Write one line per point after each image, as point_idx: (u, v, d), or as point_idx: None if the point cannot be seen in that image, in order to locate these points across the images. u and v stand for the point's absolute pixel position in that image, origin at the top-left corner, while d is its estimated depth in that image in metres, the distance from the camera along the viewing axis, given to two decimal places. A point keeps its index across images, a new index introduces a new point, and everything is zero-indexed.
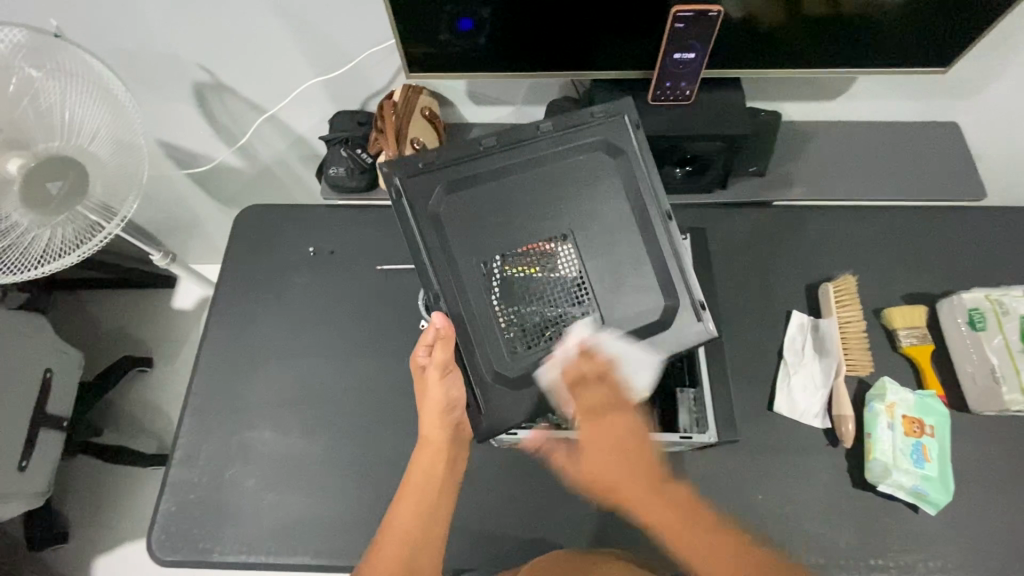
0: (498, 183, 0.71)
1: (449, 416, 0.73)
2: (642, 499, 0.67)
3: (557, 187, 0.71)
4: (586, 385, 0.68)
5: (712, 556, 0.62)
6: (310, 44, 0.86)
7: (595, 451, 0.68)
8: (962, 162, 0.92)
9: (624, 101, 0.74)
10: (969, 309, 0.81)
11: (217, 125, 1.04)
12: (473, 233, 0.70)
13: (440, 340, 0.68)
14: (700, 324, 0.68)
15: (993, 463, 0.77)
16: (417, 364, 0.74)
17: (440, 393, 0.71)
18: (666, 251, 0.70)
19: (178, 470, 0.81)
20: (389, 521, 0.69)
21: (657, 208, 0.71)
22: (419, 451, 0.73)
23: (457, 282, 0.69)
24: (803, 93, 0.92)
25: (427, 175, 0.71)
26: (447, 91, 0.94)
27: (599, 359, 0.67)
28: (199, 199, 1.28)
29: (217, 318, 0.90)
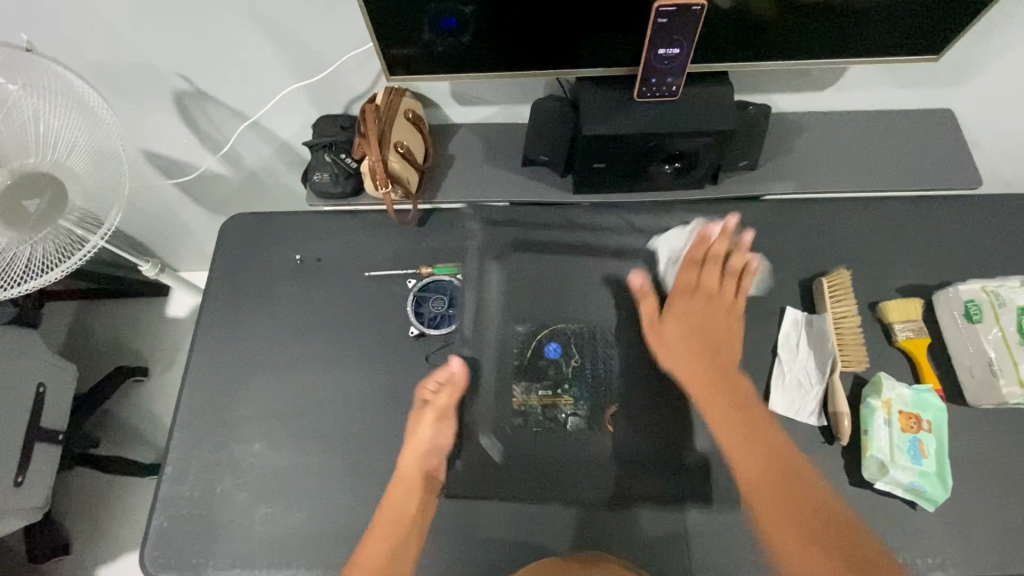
0: (554, 261, 0.89)
1: (429, 460, 0.78)
2: (710, 390, 0.78)
3: (598, 287, 0.88)
4: (698, 273, 0.87)
5: (755, 458, 0.74)
6: (288, 50, 0.85)
7: (677, 323, 0.84)
8: (956, 151, 0.91)
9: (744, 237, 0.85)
10: (965, 301, 0.79)
11: (200, 133, 1.02)
12: (533, 301, 0.86)
13: (449, 387, 0.80)
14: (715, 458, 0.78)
15: (992, 457, 0.76)
16: (418, 399, 0.82)
17: (430, 433, 0.78)
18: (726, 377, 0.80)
19: (169, 485, 0.80)
20: (358, 553, 0.73)
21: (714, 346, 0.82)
22: (392, 487, 0.76)
23: (500, 344, 0.84)
24: (793, 85, 0.90)
25: (507, 229, 0.91)
26: (431, 93, 0.93)
27: (731, 254, 0.87)
28: (186, 207, 1.27)
29: (204, 329, 0.89)
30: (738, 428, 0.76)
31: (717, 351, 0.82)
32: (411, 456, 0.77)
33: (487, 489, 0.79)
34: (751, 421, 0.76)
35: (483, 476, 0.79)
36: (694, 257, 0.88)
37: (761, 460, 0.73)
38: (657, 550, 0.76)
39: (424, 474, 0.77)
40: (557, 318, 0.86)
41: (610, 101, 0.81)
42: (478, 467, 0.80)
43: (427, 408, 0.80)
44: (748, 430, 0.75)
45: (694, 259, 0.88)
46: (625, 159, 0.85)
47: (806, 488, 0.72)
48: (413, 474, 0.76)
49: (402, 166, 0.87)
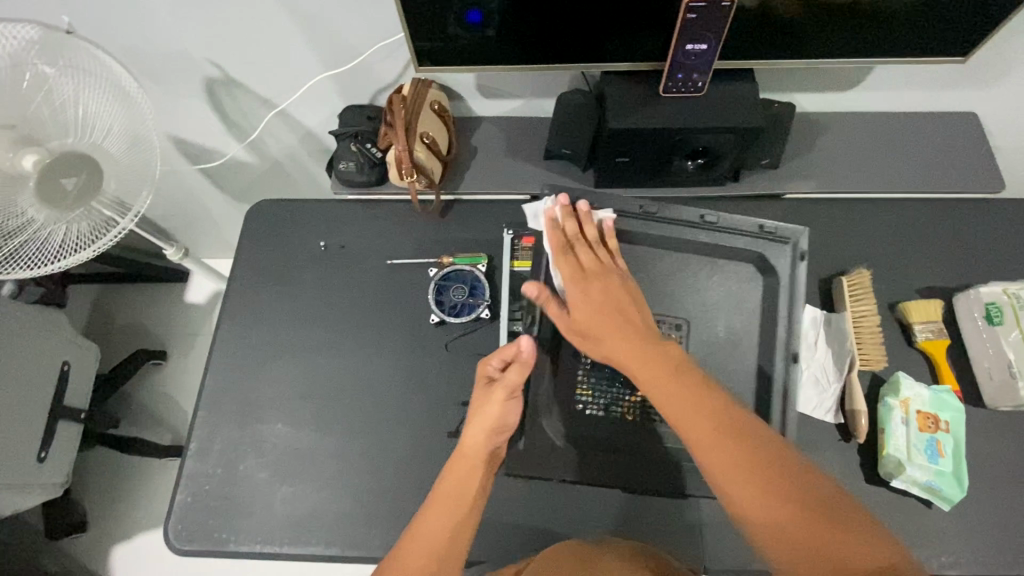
0: (636, 244, 0.80)
1: (497, 438, 0.71)
2: (639, 361, 0.64)
3: (671, 282, 0.79)
4: (573, 258, 0.75)
5: (727, 447, 0.55)
6: (318, 39, 0.86)
7: (585, 303, 0.70)
8: (979, 154, 0.91)
9: (801, 228, 0.79)
10: (986, 303, 0.79)
11: (227, 119, 1.04)
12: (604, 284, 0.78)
13: (519, 363, 0.71)
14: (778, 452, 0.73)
15: (1009, 459, 0.76)
16: (483, 375, 0.75)
17: (499, 411, 0.71)
18: (778, 377, 0.76)
19: (193, 462, 0.82)
20: (414, 528, 0.64)
21: (788, 345, 0.77)
22: (454, 461, 0.70)
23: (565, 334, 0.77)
24: (817, 84, 0.90)
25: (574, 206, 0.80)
26: (456, 84, 0.94)
27: (574, 235, 0.77)
28: (209, 194, 1.29)
29: (229, 312, 0.91)
30: (694, 408, 0.58)
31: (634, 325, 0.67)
32: (480, 436, 0.70)
33: (546, 470, 0.75)
34: (706, 404, 0.58)
35: (542, 460, 0.75)
36: (559, 246, 0.76)
37: (731, 453, 0.55)
38: (669, 540, 0.77)
39: (488, 452, 0.71)
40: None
41: (635, 96, 0.82)
42: (535, 447, 0.75)
43: (496, 385, 0.72)
44: (700, 411, 0.58)
45: (559, 238, 0.76)
46: (648, 155, 0.86)
47: (793, 479, 0.53)
48: (478, 451, 0.70)
49: (427, 156, 0.88)
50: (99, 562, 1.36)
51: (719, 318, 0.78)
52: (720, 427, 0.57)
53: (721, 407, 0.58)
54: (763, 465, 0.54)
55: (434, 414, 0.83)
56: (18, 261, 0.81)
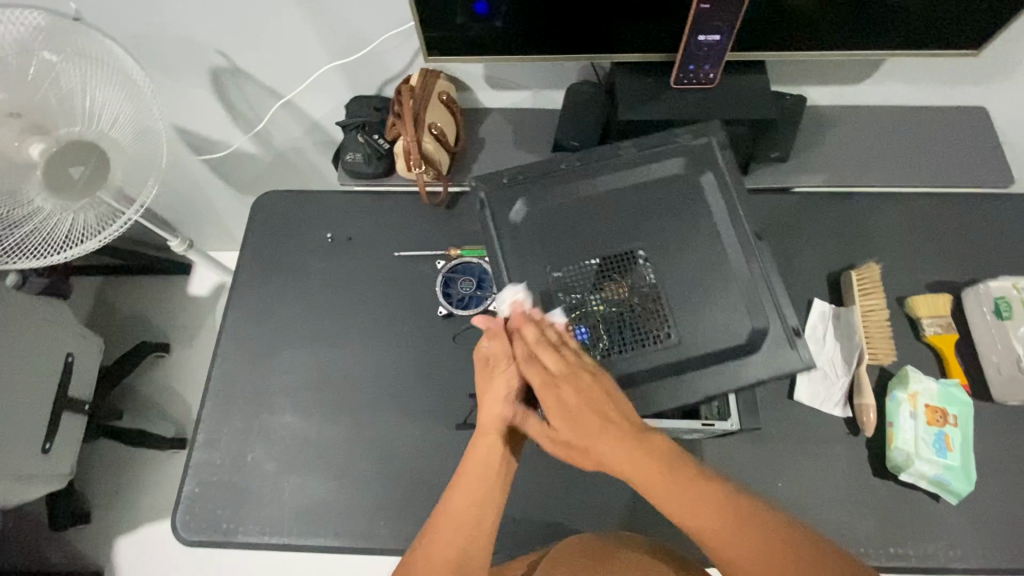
0: (581, 197, 0.74)
1: (516, 410, 0.64)
2: (636, 467, 0.57)
3: (623, 207, 0.73)
4: (538, 360, 0.62)
5: (740, 542, 0.52)
6: (326, 28, 0.86)
7: (559, 416, 0.60)
8: (988, 148, 0.91)
9: (712, 122, 0.76)
10: (995, 298, 0.79)
11: (233, 109, 1.03)
12: (547, 243, 0.72)
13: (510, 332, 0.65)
14: (793, 351, 0.66)
15: (1016, 453, 0.77)
16: (479, 355, 0.67)
17: (510, 382, 0.64)
18: (754, 271, 0.69)
19: (200, 453, 0.82)
20: (440, 509, 0.62)
21: (744, 229, 0.71)
22: (478, 437, 0.65)
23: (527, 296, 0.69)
24: (828, 77, 0.90)
25: (512, 189, 0.74)
26: (464, 75, 0.93)
27: (534, 330, 0.63)
28: (213, 185, 1.28)
29: (235, 303, 0.91)
30: (699, 505, 0.54)
31: (618, 416, 0.60)
32: (495, 409, 0.64)
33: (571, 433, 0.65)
34: (709, 494, 0.55)
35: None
36: (522, 354, 0.63)
37: (754, 551, 0.52)
38: (677, 531, 0.77)
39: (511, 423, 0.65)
40: (587, 253, 0.71)
41: (646, 88, 0.81)
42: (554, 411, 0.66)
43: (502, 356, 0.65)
44: (702, 494, 0.55)
45: (505, 345, 0.65)
46: None
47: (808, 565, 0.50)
48: (499, 425, 0.64)
49: (435, 147, 0.88)
50: (103, 554, 1.36)
51: (682, 222, 0.71)
52: (728, 513, 0.54)
53: (723, 494, 0.55)
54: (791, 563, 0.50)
55: (442, 405, 0.83)
56: (22, 252, 0.80)
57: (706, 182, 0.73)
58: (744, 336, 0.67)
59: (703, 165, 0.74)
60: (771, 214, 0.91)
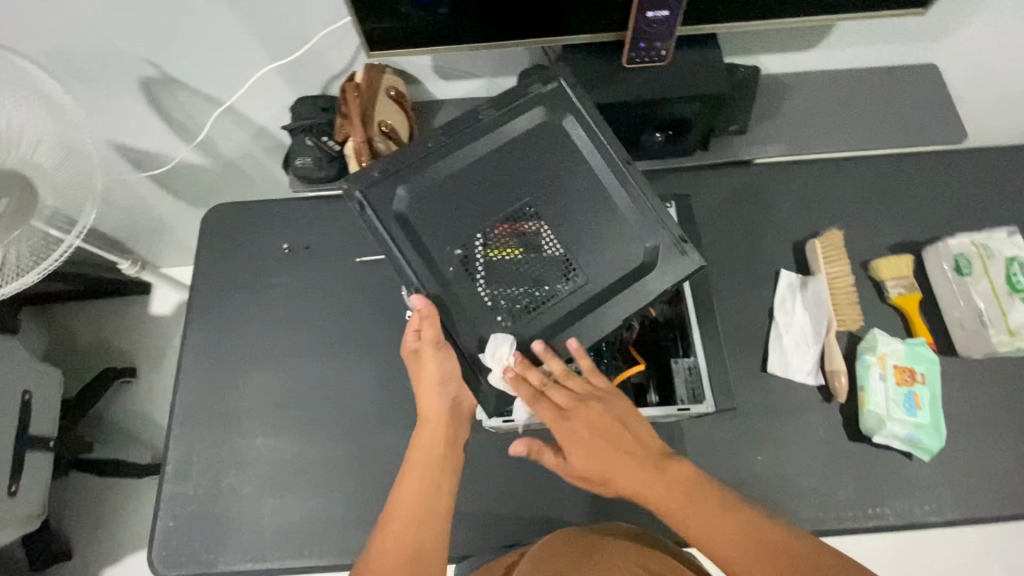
0: (458, 171, 0.70)
1: (447, 390, 0.68)
2: (657, 491, 0.60)
3: (501, 169, 0.70)
4: (551, 397, 0.64)
5: (752, 558, 0.54)
6: (261, 29, 0.81)
7: (574, 441, 0.63)
8: (941, 106, 0.91)
9: (557, 66, 0.74)
10: (955, 255, 0.80)
11: (172, 121, 0.98)
12: (439, 227, 0.67)
13: (423, 321, 0.64)
14: (687, 257, 0.67)
15: (982, 404, 0.79)
16: (406, 349, 0.69)
17: (435, 366, 0.66)
18: (632, 198, 0.70)
19: (170, 485, 0.79)
20: (392, 499, 0.64)
21: (617, 158, 0.71)
22: (421, 427, 0.68)
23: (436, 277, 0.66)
24: (781, 45, 0.89)
25: (386, 180, 0.68)
26: (411, 68, 0.90)
27: (545, 369, 0.64)
28: (162, 200, 1.22)
29: (193, 325, 0.87)
30: (713, 528, 0.56)
31: (633, 443, 0.63)
32: (429, 394, 0.67)
33: (512, 388, 0.64)
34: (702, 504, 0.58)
35: (505, 379, 0.64)
36: (528, 391, 0.63)
37: (748, 562, 0.54)
38: (662, 513, 0.77)
39: (450, 405, 0.68)
40: (479, 221, 0.68)
41: (599, 70, 0.79)
42: (493, 373, 0.64)
43: (421, 348, 0.66)
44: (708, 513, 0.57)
45: (527, 389, 0.63)
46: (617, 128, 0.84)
47: None
48: (438, 411, 0.67)
49: (387, 146, 0.85)
50: None
51: (562, 169, 0.71)
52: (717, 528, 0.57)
53: (738, 519, 0.57)
54: (790, 567, 0.53)
55: (419, 411, 0.81)
56: None
57: (568, 125, 0.72)
58: (640, 258, 0.68)
59: (564, 109, 0.72)
60: (733, 188, 0.91)
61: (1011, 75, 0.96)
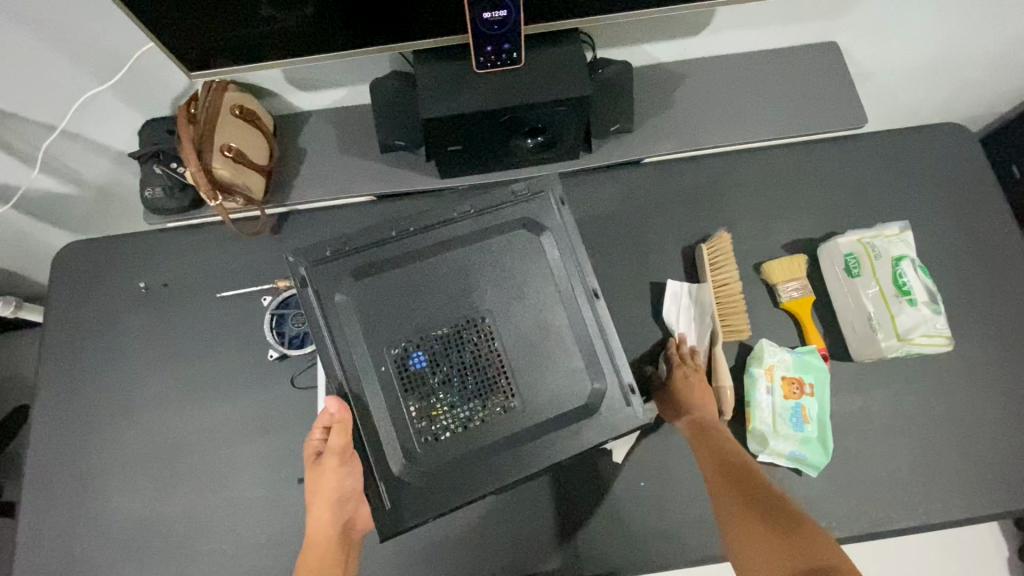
0: (407, 264, 0.65)
1: (342, 510, 0.64)
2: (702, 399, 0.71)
3: (451, 270, 0.65)
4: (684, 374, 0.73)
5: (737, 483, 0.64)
6: (73, 51, 0.73)
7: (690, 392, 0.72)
8: (838, 88, 0.85)
9: (550, 175, 0.68)
10: (845, 255, 0.75)
11: (16, 151, 0.89)
12: (380, 324, 0.63)
13: (334, 426, 0.61)
14: (629, 409, 0.63)
15: (875, 410, 0.75)
16: (311, 450, 0.65)
17: (336, 480, 0.63)
18: (591, 328, 0.65)
19: (24, 554, 0.74)
20: None
21: (581, 287, 0.65)
22: (309, 544, 0.63)
23: (365, 375, 0.62)
24: (661, 33, 0.82)
25: (334, 265, 0.64)
26: (261, 81, 0.82)
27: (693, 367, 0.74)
28: (40, 231, 1.14)
29: (45, 377, 0.81)
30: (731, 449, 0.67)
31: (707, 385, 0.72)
32: (321, 509, 0.63)
33: (422, 513, 0.60)
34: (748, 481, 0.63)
35: (413, 500, 0.61)
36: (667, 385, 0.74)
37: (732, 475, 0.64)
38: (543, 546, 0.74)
39: (341, 528, 0.64)
40: (417, 327, 0.63)
41: (451, 76, 0.72)
42: (403, 498, 0.61)
43: (327, 453, 0.63)
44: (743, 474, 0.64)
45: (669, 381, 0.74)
46: (482, 138, 0.77)
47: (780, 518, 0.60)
48: (327, 531, 0.63)
49: (233, 171, 0.77)
50: None
51: (521, 278, 0.65)
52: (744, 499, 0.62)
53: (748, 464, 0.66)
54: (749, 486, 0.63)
55: (286, 457, 0.76)
56: None
57: (544, 244, 0.66)
58: (585, 396, 0.63)
59: (540, 225, 0.66)
60: (620, 192, 0.85)
61: (914, 48, 0.90)
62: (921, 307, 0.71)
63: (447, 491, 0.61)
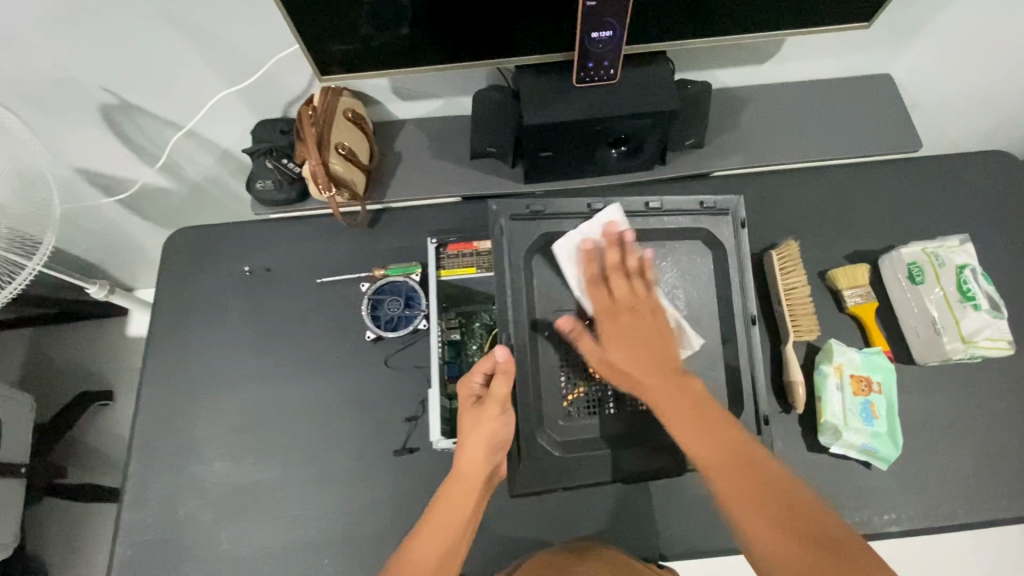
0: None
1: (495, 456, 0.70)
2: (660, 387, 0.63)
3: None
4: (606, 288, 0.70)
5: (735, 476, 0.57)
6: (213, 56, 0.82)
7: (614, 342, 0.67)
8: (894, 115, 0.93)
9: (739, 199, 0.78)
10: (908, 264, 0.81)
11: (136, 145, 0.98)
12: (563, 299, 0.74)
13: (499, 372, 0.69)
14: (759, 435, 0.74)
15: (939, 410, 0.79)
16: (469, 392, 0.73)
17: (495, 427, 0.69)
18: (742, 348, 0.75)
19: (130, 512, 0.79)
20: (407, 548, 0.66)
21: (744, 311, 0.75)
22: (453, 481, 0.70)
23: (533, 342, 0.72)
24: (733, 60, 0.90)
25: (527, 224, 0.74)
26: (369, 90, 0.91)
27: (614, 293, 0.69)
28: (131, 223, 1.22)
29: (153, 350, 0.87)
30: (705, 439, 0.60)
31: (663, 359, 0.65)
32: (477, 450, 0.69)
33: (543, 484, 0.71)
34: (731, 440, 0.60)
35: (538, 468, 0.71)
36: (591, 277, 0.71)
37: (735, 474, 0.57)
38: (622, 527, 0.79)
39: (488, 471, 0.70)
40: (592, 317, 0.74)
41: (550, 89, 0.80)
42: (535, 465, 0.71)
43: (488, 400, 0.70)
44: (713, 432, 0.60)
45: (594, 272, 0.71)
46: (572, 145, 0.84)
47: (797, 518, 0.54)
48: (477, 471, 0.70)
49: (345, 168, 0.85)
50: None
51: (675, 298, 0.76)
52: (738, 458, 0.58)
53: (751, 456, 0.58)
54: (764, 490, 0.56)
55: (379, 433, 0.81)
56: None
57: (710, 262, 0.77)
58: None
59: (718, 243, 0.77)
60: None
61: (962, 82, 0.98)
62: (984, 311, 0.76)
63: (580, 469, 0.72)
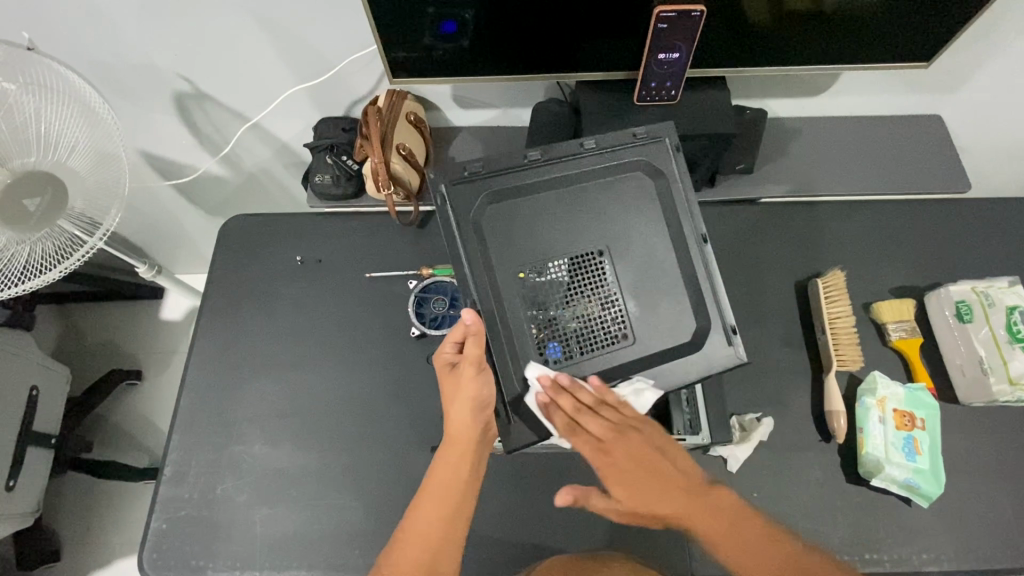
0: (538, 198, 0.70)
1: (482, 413, 0.67)
2: (695, 522, 0.64)
3: (575, 211, 0.70)
4: (583, 431, 0.66)
5: None
6: (288, 51, 0.85)
7: (623, 487, 0.66)
8: (945, 155, 0.93)
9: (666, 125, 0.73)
10: (956, 302, 0.81)
11: (200, 133, 1.02)
12: (503, 243, 0.69)
13: (470, 336, 0.66)
14: (731, 348, 0.67)
15: (983, 453, 0.78)
16: (443, 362, 0.70)
17: (475, 387, 0.67)
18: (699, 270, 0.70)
19: (167, 488, 0.80)
20: (408, 520, 0.66)
21: (692, 231, 0.70)
22: (446, 446, 0.68)
23: (496, 295, 0.68)
24: (787, 91, 0.92)
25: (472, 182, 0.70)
26: (430, 96, 0.94)
27: (591, 428, 0.65)
28: (182, 209, 1.26)
29: (202, 330, 0.89)
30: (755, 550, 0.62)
31: (671, 480, 0.66)
32: (462, 413, 0.67)
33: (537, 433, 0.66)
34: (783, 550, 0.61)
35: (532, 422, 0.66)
36: (564, 424, 0.65)
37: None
38: (657, 545, 0.78)
39: (479, 429, 0.68)
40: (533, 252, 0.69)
41: (609, 106, 0.82)
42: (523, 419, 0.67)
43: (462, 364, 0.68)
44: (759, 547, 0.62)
45: (563, 418, 0.65)
46: None
47: None
48: (467, 431, 0.68)
49: (403, 168, 0.87)
50: None
51: (634, 211, 0.71)
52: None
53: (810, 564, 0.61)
54: None
55: (416, 428, 0.82)
56: None
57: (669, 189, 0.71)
58: (688, 336, 0.68)
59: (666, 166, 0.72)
60: (739, 225, 0.92)
61: (1011, 129, 0.99)
62: None
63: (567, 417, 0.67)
